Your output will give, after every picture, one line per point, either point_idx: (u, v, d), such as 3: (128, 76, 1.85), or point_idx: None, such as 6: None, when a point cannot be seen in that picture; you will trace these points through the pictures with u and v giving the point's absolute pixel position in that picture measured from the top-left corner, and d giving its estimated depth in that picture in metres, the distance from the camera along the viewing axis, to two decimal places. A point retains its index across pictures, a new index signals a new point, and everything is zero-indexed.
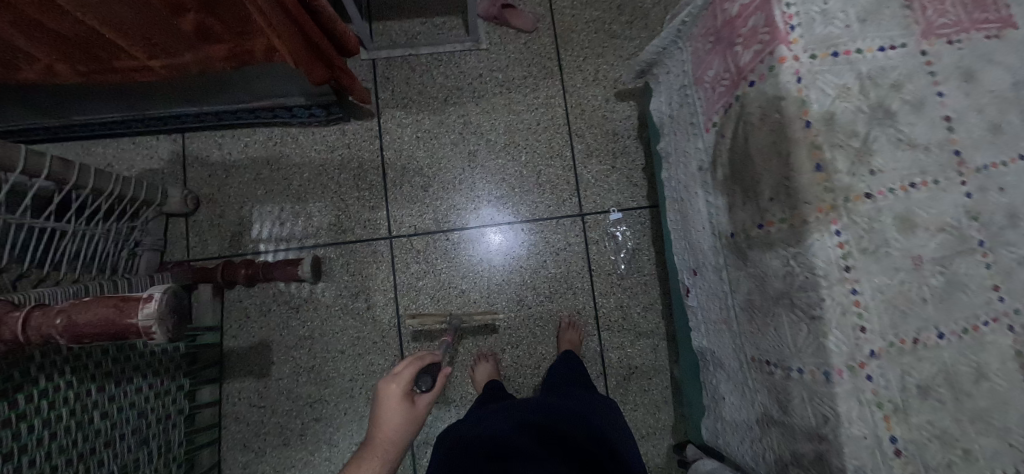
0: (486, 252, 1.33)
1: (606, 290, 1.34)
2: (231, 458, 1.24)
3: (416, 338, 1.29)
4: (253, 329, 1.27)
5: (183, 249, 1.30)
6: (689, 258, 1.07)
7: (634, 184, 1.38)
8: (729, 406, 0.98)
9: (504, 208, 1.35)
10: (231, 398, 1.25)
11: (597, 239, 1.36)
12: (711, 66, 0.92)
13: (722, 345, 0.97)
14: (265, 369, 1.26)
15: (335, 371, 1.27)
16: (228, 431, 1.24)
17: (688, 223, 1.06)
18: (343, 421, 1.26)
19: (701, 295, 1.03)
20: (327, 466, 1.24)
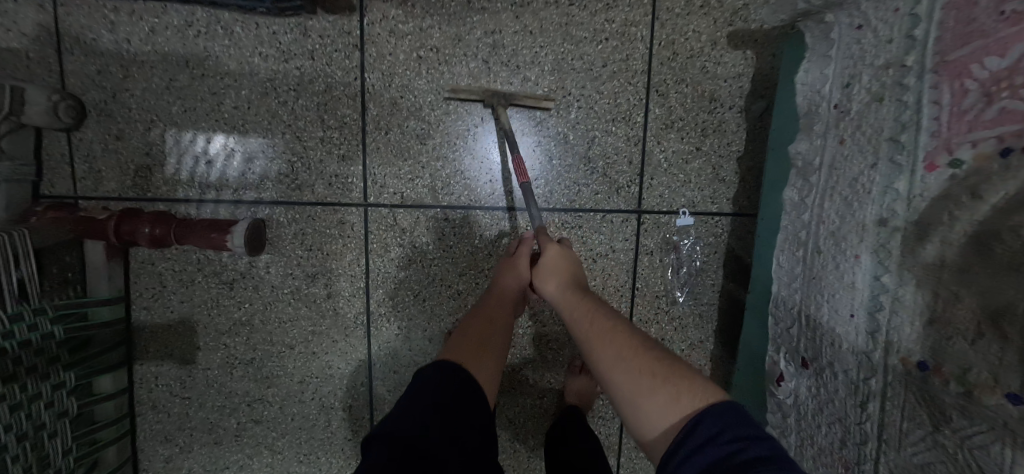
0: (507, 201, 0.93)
1: (649, 316, 1.00)
2: (150, 450, 0.98)
3: (390, 343, 0.96)
4: (170, 304, 0.93)
5: (67, 180, 0.89)
6: (799, 339, 0.71)
7: (720, 179, 0.96)
8: None
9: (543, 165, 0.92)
10: (145, 384, 0.95)
11: (652, 249, 0.97)
12: (1004, 51, 0.46)
13: None
14: (189, 355, 0.95)
15: (281, 369, 0.96)
16: (143, 421, 0.97)
17: (818, 291, 0.68)
18: (289, 427, 0.99)
19: (806, 400, 0.69)
20: (269, 473, 1.01)
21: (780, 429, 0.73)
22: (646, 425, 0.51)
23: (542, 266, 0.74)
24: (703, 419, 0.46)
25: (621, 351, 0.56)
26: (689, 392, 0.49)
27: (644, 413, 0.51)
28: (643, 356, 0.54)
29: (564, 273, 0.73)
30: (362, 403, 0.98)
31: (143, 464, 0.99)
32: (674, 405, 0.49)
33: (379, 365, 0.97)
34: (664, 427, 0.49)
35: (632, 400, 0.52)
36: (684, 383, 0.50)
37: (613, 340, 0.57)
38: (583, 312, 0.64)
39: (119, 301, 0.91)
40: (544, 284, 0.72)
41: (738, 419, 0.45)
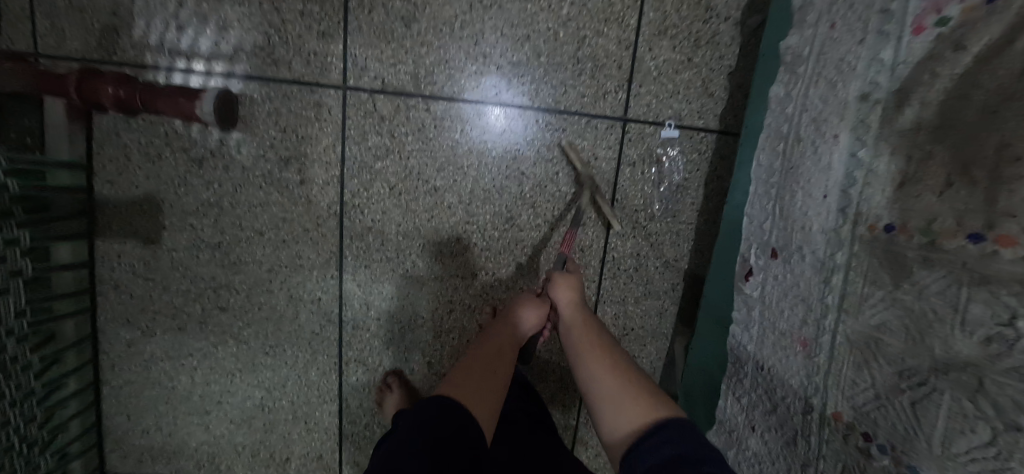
0: (481, 88, 0.90)
1: (627, 230, 0.99)
2: (111, 332, 0.96)
3: (363, 237, 0.94)
4: (135, 180, 0.90)
5: (26, 37, 0.84)
6: (772, 232, 0.70)
7: (709, 93, 0.94)
8: (751, 437, 0.68)
9: (523, 54, 0.90)
10: (106, 262, 0.92)
11: (635, 160, 0.96)
12: None
13: (780, 374, 0.66)
14: (154, 234, 0.92)
15: (249, 256, 0.94)
16: (104, 301, 0.94)
17: (795, 181, 0.67)
18: (255, 316, 0.97)
19: (772, 289, 0.69)
20: (234, 363, 0.99)
21: (744, 323, 0.74)
22: (615, 429, 0.61)
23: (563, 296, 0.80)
24: (666, 421, 0.57)
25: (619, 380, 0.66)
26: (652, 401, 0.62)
27: (620, 419, 0.61)
28: (623, 381, 0.65)
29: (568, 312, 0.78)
30: (331, 296, 0.97)
31: (104, 346, 0.96)
32: (647, 411, 0.60)
33: (351, 258, 0.95)
34: (633, 428, 0.60)
35: (613, 416, 0.62)
36: (659, 403, 0.61)
37: (607, 367, 0.68)
38: (586, 340, 0.73)
39: (79, 170, 0.87)
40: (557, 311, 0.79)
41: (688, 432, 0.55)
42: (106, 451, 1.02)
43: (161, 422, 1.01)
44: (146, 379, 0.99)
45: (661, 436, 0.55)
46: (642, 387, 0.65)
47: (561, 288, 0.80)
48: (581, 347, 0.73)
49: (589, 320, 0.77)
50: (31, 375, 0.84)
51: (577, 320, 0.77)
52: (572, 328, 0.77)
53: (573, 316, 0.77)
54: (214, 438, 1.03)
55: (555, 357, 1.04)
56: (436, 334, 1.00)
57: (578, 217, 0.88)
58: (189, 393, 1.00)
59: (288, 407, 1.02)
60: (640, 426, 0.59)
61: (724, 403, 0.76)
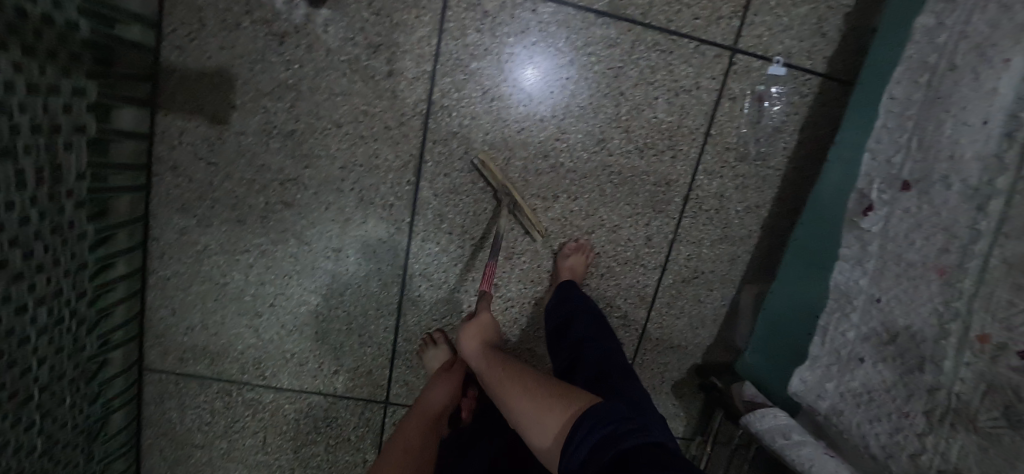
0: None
1: (715, 168, 0.95)
2: (164, 217, 0.89)
3: (446, 143, 0.89)
4: (207, 49, 0.82)
5: None
6: (904, 165, 0.68)
7: (823, 32, 0.90)
8: (860, 368, 0.68)
9: None
10: (166, 139, 0.85)
11: (736, 95, 0.91)
12: None
13: (904, 304, 0.64)
14: (222, 113, 0.85)
15: (323, 150, 0.88)
16: (161, 182, 0.87)
17: (942, 111, 0.65)
18: (321, 216, 0.91)
19: (900, 222, 0.67)
20: (292, 265, 0.94)
21: (856, 258, 0.72)
22: (542, 442, 0.57)
23: (465, 334, 0.80)
24: (583, 414, 0.55)
25: (531, 392, 0.63)
26: (569, 399, 0.59)
27: (541, 432, 0.57)
28: (534, 391, 0.63)
29: (478, 339, 0.79)
30: (404, 204, 0.92)
31: (154, 231, 0.90)
32: (562, 412, 0.57)
33: (431, 165, 0.90)
34: (557, 431, 0.56)
35: (535, 432, 0.58)
36: (570, 400, 0.59)
37: (516, 388, 0.65)
38: (495, 374, 0.70)
39: (148, 29, 0.79)
40: (467, 345, 0.78)
41: (604, 417, 0.53)
42: (146, 345, 0.97)
43: (208, 320, 0.97)
44: (196, 272, 0.93)
45: (584, 431, 0.53)
46: (556, 390, 0.62)
47: (467, 336, 0.79)
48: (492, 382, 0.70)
49: (496, 353, 0.76)
50: (85, 246, 0.78)
51: (485, 357, 0.75)
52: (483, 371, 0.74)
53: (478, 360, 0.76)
54: (262, 342, 0.99)
55: (621, 293, 1.01)
56: (506, 256, 0.96)
57: (495, 246, 0.86)
58: (242, 292, 0.95)
59: (343, 318, 0.98)
60: (560, 429, 0.56)
61: (821, 338, 0.75)
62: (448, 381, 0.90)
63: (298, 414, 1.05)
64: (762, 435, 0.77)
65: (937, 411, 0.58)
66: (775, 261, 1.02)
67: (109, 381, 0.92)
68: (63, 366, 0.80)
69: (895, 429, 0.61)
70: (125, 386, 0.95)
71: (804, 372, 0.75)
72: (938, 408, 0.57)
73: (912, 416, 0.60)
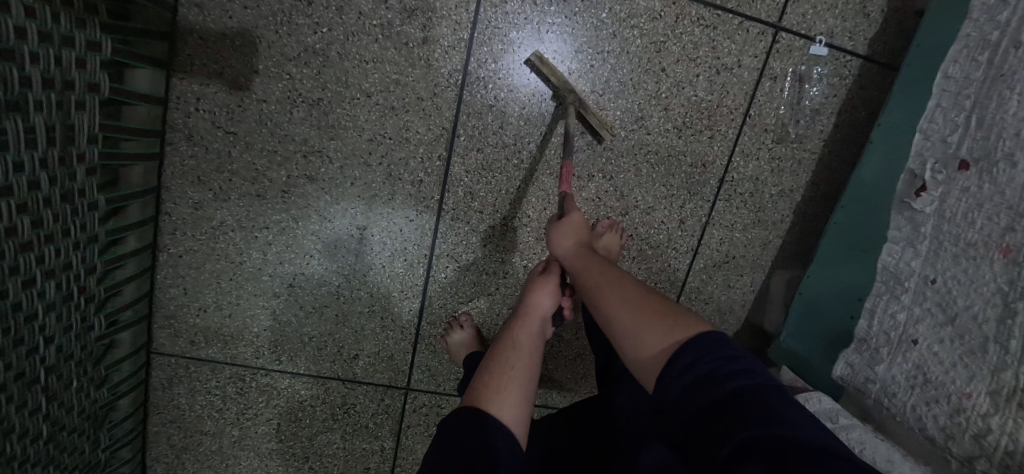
0: None
1: (752, 150, 0.93)
2: (178, 190, 0.84)
3: (481, 116, 0.85)
4: (230, 9, 0.76)
5: None
6: (961, 144, 0.67)
7: (865, 13, 0.89)
8: (914, 350, 0.67)
9: None
10: (183, 105, 0.80)
11: (777, 75, 0.90)
12: None
13: (963, 285, 0.63)
14: (243, 79, 0.80)
15: (350, 121, 0.83)
16: (177, 152, 0.82)
17: (1006, 88, 0.63)
18: (346, 191, 0.87)
19: (957, 202, 0.66)
20: (313, 243, 0.89)
21: (906, 240, 0.72)
22: (642, 354, 0.49)
23: (563, 229, 0.72)
24: (695, 337, 0.45)
25: (637, 305, 0.54)
26: (676, 321, 0.50)
27: (645, 344, 0.49)
28: (640, 306, 0.54)
29: (579, 244, 0.71)
30: (434, 180, 0.88)
31: (167, 205, 0.84)
32: (669, 330, 0.48)
33: (464, 139, 0.86)
34: (660, 349, 0.47)
35: (636, 340, 0.50)
36: (676, 316, 0.50)
37: (617, 296, 0.57)
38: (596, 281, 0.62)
39: None
40: (561, 246, 0.71)
41: (716, 347, 0.43)
42: (155, 327, 0.92)
43: (222, 300, 0.91)
44: (210, 249, 0.88)
45: (691, 356, 0.43)
46: (661, 306, 0.53)
47: (561, 239, 0.71)
48: (592, 286, 0.62)
49: (594, 261, 0.66)
50: (95, 217, 0.72)
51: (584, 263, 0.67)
52: (581, 273, 0.67)
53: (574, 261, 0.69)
54: (279, 324, 0.94)
55: (652, 277, 0.99)
56: (537, 237, 0.93)
57: (570, 143, 0.78)
58: (259, 271, 0.90)
59: (365, 299, 0.94)
60: (664, 346, 0.47)
61: (868, 320, 0.74)
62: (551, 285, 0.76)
63: (313, 401, 1.01)
64: None
65: (1002, 391, 0.56)
66: (807, 247, 1.01)
67: (116, 363, 0.86)
68: (71, 346, 0.74)
69: (955, 411, 0.60)
70: (134, 369, 0.90)
71: (851, 355, 0.74)
72: (1004, 389, 0.56)
73: (975, 398, 0.58)
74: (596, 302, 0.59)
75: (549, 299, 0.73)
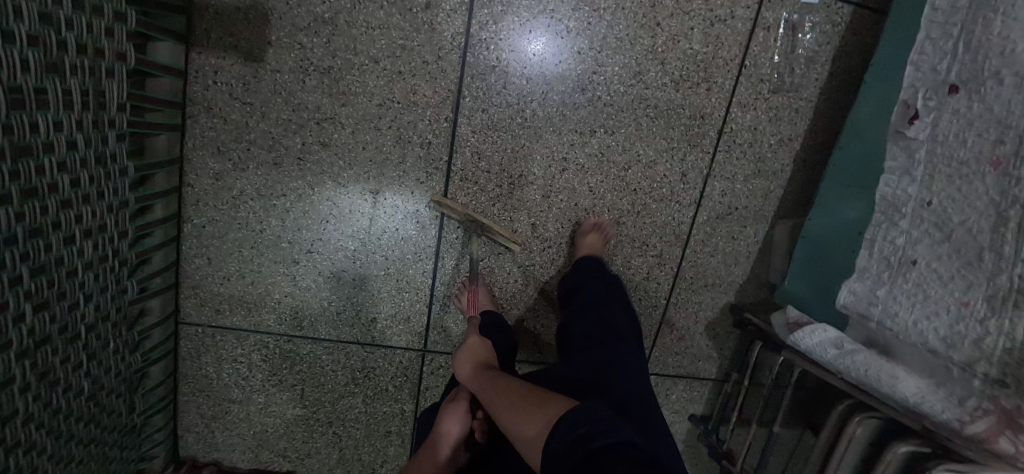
0: None
1: (749, 100, 0.96)
2: (199, 161, 0.88)
3: (485, 77, 0.88)
4: None
5: None
6: (950, 69, 0.69)
7: None
8: (913, 271, 0.69)
9: None
10: (202, 78, 0.84)
11: (769, 24, 0.92)
12: None
13: (958, 202, 0.65)
14: (258, 50, 0.84)
15: (360, 87, 0.87)
16: (197, 124, 0.86)
17: (990, 10, 0.64)
18: (358, 155, 0.90)
19: (949, 125, 0.69)
20: (329, 209, 0.93)
21: (903, 169, 0.73)
22: (529, 449, 0.57)
23: (465, 350, 0.83)
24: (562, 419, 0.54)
25: (522, 403, 0.63)
26: (551, 407, 0.59)
27: (529, 437, 0.58)
28: (525, 401, 0.63)
29: (476, 359, 0.81)
30: (442, 141, 0.91)
31: (189, 176, 0.89)
32: (544, 418, 0.57)
33: (469, 101, 0.89)
34: (540, 434, 0.56)
35: (523, 437, 0.59)
36: (552, 403, 0.60)
37: (506, 401, 0.66)
38: (489, 391, 0.71)
39: None
40: (460, 366, 0.81)
41: (580, 417, 0.52)
42: (182, 296, 0.96)
43: (244, 269, 0.95)
44: (232, 218, 0.92)
45: (565, 428, 0.52)
46: (542, 395, 0.64)
47: (461, 361, 0.82)
48: (489, 396, 0.71)
49: (489, 373, 0.76)
50: (126, 185, 0.76)
51: (478, 380, 0.76)
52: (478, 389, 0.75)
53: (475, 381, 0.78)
54: (299, 290, 0.98)
55: (657, 231, 1.02)
56: (543, 195, 0.96)
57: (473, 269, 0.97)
58: (278, 238, 0.94)
59: (380, 263, 0.98)
60: (542, 432, 0.56)
61: (868, 250, 0.76)
62: (464, 409, 0.80)
63: (335, 365, 1.04)
64: (812, 349, 0.77)
65: (999, 294, 0.59)
66: (808, 195, 1.03)
67: (148, 330, 0.91)
68: (109, 307, 0.79)
69: (956, 320, 0.63)
70: (163, 337, 0.95)
71: (853, 283, 0.76)
72: (1001, 293, 0.59)
73: (972, 304, 0.61)
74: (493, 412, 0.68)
75: (458, 425, 0.77)
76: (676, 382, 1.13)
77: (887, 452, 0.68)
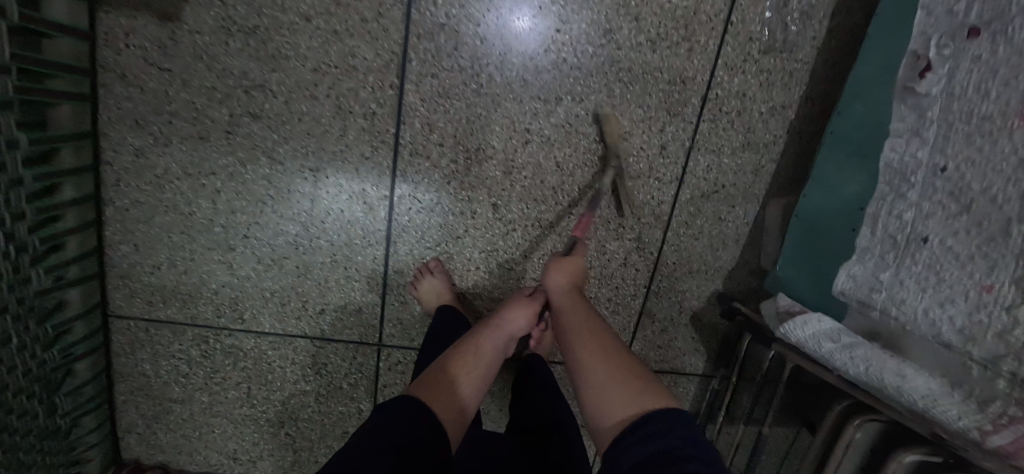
0: None
1: (736, 61, 0.85)
2: (117, 136, 0.79)
3: (433, 37, 0.78)
4: None
5: None
6: (970, 9, 0.57)
7: None
8: (924, 250, 0.58)
9: None
10: (112, 41, 0.75)
11: None
12: None
13: (978, 167, 0.54)
14: (173, 8, 0.74)
15: (291, 50, 0.77)
16: (111, 94, 0.77)
17: None
18: (294, 128, 0.81)
19: (967, 75, 0.57)
20: (265, 189, 0.84)
21: (912, 131, 0.62)
22: (604, 420, 0.52)
23: (563, 258, 0.72)
24: (667, 416, 0.48)
25: (612, 369, 0.56)
26: (649, 394, 0.52)
27: (612, 412, 0.52)
28: (618, 368, 0.56)
29: (576, 278, 0.72)
30: (388, 112, 0.81)
31: (106, 153, 0.80)
32: (639, 403, 0.51)
33: (416, 64, 0.79)
34: (625, 418, 0.50)
35: (601, 405, 0.53)
36: (651, 389, 0.53)
37: (600, 353, 0.59)
38: (579, 324, 0.64)
39: None
40: (553, 272, 0.71)
41: (681, 427, 0.46)
42: (109, 286, 0.87)
43: (176, 256, 0.87)
44: (158, 200, 0.83)
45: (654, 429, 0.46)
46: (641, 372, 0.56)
47: (555, 271, 0.71)
48: (577, 329, 0.63)
49: (582, 304, 0.68)
50: (19, 160, 0.68)
51: (569, 303, 0.68)
52: (565, 311, 0.67)
53: (569, 298, 0.69)
54: (238, 280, 0.89)
55: (635, 211, 0.91)
56: (505, 171, 0.86)
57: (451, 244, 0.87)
58: (211, 221, 0.85)
59: (326, 249, 0.88)
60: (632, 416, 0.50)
61: (871, 227, 0.66)
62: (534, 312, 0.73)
63: (282, 361, 0.96)
64: (805, 343, 0.67)
65: None
66: (806, 170, 0.92)
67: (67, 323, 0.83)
68: (7, 298, 0.71)
69: (974, 308, 0.52)
70: (87, 331, 0.86)
71: (853, 267, 0.66)
72: None
73: (996, 289, 0.50)
74: (577, 349, 0.61)
75: (525, 323, 0.72)
76: (660, 378, 1.03)
77: (890, 461, 0.60)
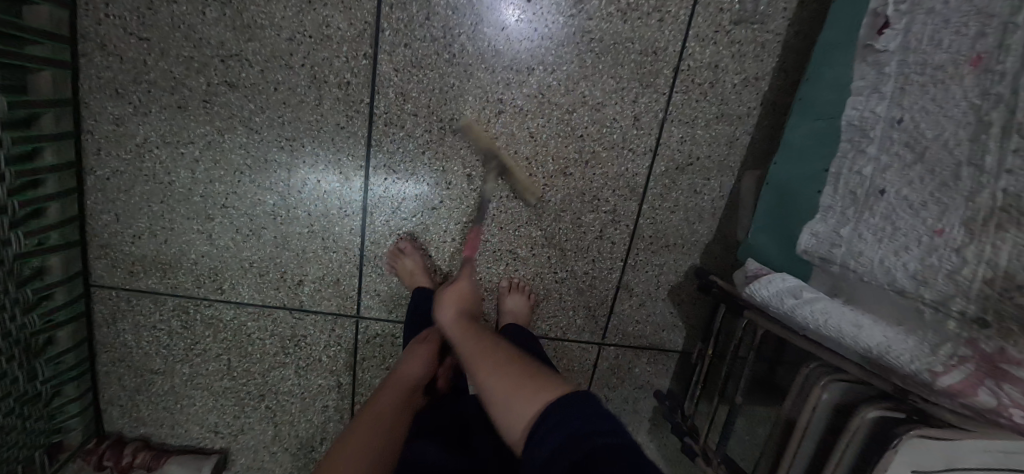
0: None
1: (707, 32, 0.85)
2: (97, 105, 0.81)
3: (405, 7, 0.80)
4: None
5: None
6: None
7: None
8: (883, 202, 0.58)
9: None
10: (92, 11, 0.77)
11: None
12: None
13: (932, 115, 0.55)
14: None
15: (266, 20, 0.79)
16: (91, 63, 0.79)
17: None
18: (270, 97, 0.82)
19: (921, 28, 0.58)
20: (242, 159, 0.85)
21: (872, 87, 0.63)
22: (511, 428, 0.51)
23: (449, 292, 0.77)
24: (557, 402, 0.48)
25: (505, 371, 0.57)
26: (539, 385, 0.52)
27: (514, 416, 0.51)
28: (509, 370, 0.57)
29: (465, 304, 0.76)
30: (362, 82, 0.83)
31: (87, 122, 0.82)
32: (536, 394, 0.51)
33: (389, 34, 0.81)
34: (527, 417, 0.50)
35: (504, 410, 0.53)
36: (544, 379, 0.54)
37: (489, 366, 0.59)
38: (470, 345, 0.66)
39: None
40: (441, 307, 0.75)
41: (577, 405, 0.47)
42: (91, 255, 0.89)
43: (156, 226, 0.88)
44: (138, 169, 0.85)
45: (557, 415, 0.46)
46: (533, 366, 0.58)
47: (444, 304, 0.76)
48: (467, 350, 0.65)
49: (470, 325, 0.71)
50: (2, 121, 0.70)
51: (460, 329, 0.70)
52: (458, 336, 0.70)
53: (458, 324, 0.72)
54: (217, 250, 0.90)
55: (609, 184, 0.92)
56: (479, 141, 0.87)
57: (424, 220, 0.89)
58: (190, 191, 0.86)
59: (303, 219, 0.89)
60: (533, 411, 0.49)
61: (834, 186, 0.66)
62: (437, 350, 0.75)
63: (261, 333, 0.96)
64: (769, 300, 0.68)
65: (980, 216, 0.47)
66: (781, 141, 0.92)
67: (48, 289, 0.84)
68: None
69: (928, 253, 0.52)
70: (68, 299, 0.88)
71: (816, 225, 0.67)
72: (981, 213, 0.47)
73: (947, 232, 0.50)
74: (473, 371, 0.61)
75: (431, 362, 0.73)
76: (638, 354, 1.02)
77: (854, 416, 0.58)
